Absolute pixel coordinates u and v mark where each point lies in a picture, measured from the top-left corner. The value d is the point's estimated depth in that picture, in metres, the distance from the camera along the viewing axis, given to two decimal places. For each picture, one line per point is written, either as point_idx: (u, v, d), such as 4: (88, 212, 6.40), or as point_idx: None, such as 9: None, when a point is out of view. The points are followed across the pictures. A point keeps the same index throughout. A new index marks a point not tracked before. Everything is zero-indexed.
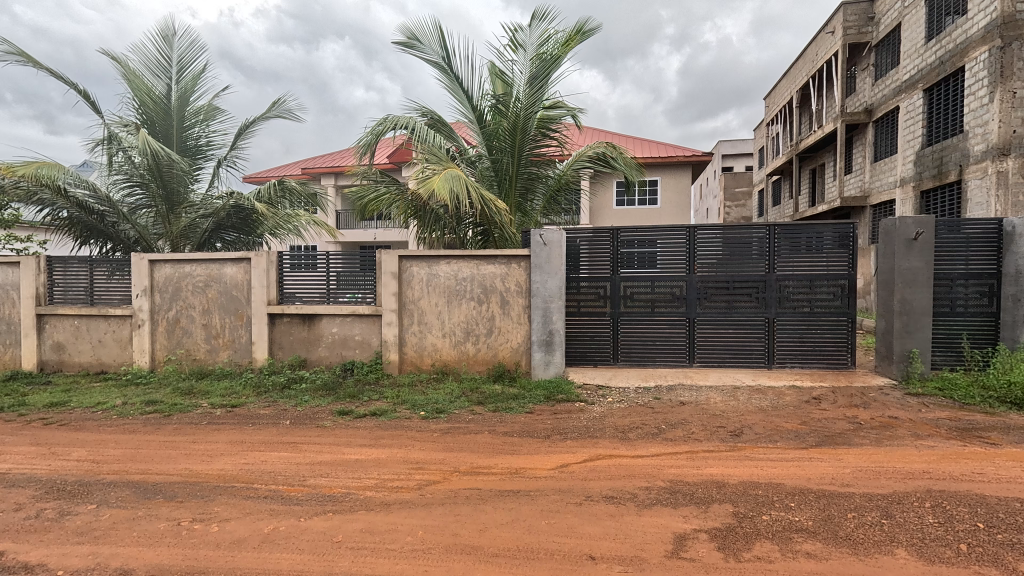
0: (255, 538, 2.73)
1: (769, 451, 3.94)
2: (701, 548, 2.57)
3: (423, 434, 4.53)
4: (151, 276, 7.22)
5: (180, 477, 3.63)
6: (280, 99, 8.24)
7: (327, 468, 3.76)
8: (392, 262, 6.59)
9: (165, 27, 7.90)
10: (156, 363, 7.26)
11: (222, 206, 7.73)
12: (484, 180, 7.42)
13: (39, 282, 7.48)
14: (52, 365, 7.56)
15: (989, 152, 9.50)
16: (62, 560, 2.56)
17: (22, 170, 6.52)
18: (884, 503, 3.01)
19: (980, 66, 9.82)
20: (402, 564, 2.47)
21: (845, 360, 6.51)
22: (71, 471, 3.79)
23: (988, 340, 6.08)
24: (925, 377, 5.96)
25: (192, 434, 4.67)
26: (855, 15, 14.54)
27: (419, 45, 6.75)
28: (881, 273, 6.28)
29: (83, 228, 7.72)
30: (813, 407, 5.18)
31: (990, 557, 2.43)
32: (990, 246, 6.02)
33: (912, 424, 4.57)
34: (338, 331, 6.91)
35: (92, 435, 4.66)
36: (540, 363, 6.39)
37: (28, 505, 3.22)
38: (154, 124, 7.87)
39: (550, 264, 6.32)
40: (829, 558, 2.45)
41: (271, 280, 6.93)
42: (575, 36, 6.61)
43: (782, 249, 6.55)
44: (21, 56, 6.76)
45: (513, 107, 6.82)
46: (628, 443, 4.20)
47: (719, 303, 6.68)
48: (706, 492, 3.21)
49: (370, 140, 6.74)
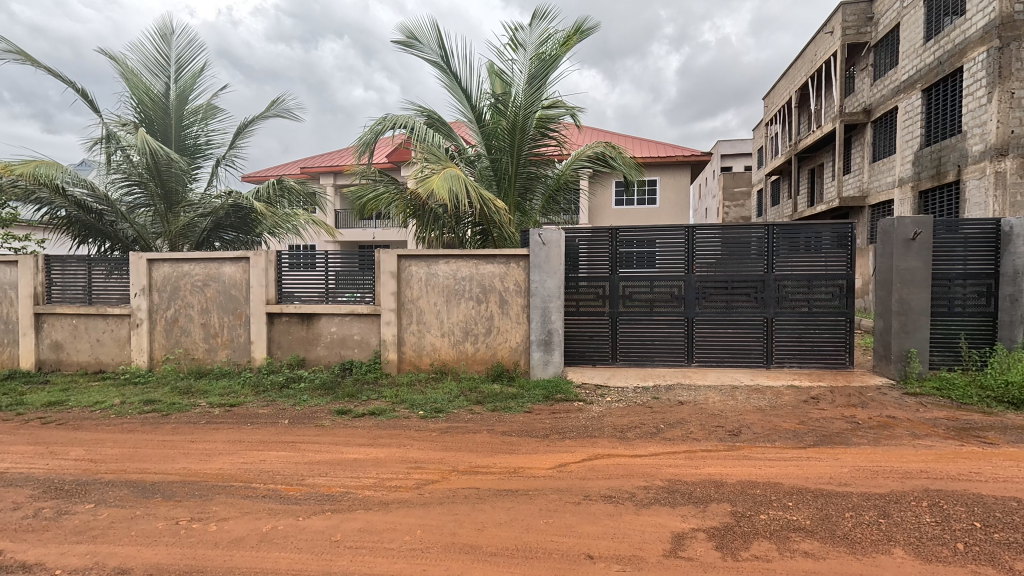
0: (253, 538, 2.73)
1: (767, 451, 3.94)
2: (699, 547, 2.58)
3: (422, 434, 4.54)
4: (149, 275, 7.21)
5: (178, 476, 3.63)
6: (279, 98, 8.25)
7: (325, 468, 3.76)
8: (391, 262, 6.59)
9: (164, 26, 7.88)
10: (154, 363, 7.24)
11: (220, 205, 7.72)
12: (483, 180, 7.43)
13: (37, 282, 7.46)
14: (50, 364, 7.55)
15: (987, 152, 9.53)
16: (60, 559, 2.56)
17: (20, 169, 6.51)
18: (882, 503, 3.01)
19: (978, 66, 9.84)
20: (400, 564, 2.47)
21: (844, 360, 6.52)
22: (69, 471, 3.78)
23: (985, 340, 6.09)
24: (923, 377, 5.97)
25: (191, 434, 4.66)
26: (854, 15, 14.56)
27: (418, 44, 6.75)
28: (880, 273, 6.29)
29: (81, 227, 7.70)
30: (811, 407, 5.18)
31: (987, 556, 2.44)
32: (988, 246, 6.03)
33: (910, 424, 4.58)
34: (337, 330, 6.90)
35: (90, 435, 4.65)
36: (539, 362, 6.40)
37: (26, 504, 3.21)
38: (152, 122, 7.85)
39: (549, 264, 6.32)
40: (826, 557, 2.46)
41: (270, 279, 6.92)
42: (575, 36, 6.62)
43: (781, 249, 6.56)
44: (19, 54, 6.76)
45: (513, 107, 6.82)
46: (627, 443, 4.20)
47: (718, 303, 6.69)
48: (704, 492, 3.21)
49: (369, 140, 6.74)
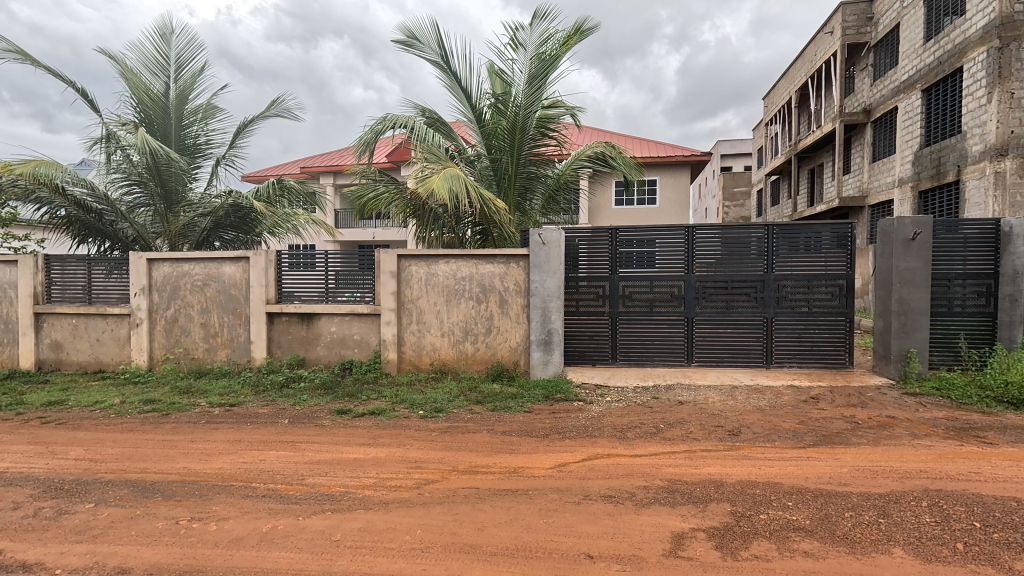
0: (253, 537, 2.73)
1: (767, 451, 3.95)
2: (700, 546, 2.58)
3: (422, 433, 4.54)
4: (149, 275, 7.21)
5: (178, 476, 3.63)
6: (279, 98, 8.25)
7: (325, 467, 3.76)
8: (391, 262, 6.59)
9: (163, 26, 7.88)
10: (154, 363, 7.25)
11: (220, 205, 7.72)
12: (483, 180, 7.42)
13: (37, 281, 7.46)
14: (50, 364, 7.54)
15: (986, 153, 9.53)
16: (60, 559, 2.56)
17: (20, 168, 6.50)
18: (882, 503, 3.01)
19: (978, 66, 9.84)
20: (400, 564, 2.47)
21: (844, 359, 6.53)
22: (69, 470, 3.78)
23: (985, 340, 6.10)
24: (923, 377, 5.97)
25: (191, 433, 4.66)
26: (854, 15, 14.57)
27: (418, 44, 6.75)
28: (879, 273, 6.29)
29: (81, 227, 7.70)
30: (811, 407, 5.19)
31: (987, 556, 2.44)
32: (988, 246, 6.03)
33: (910, 424, 4.58)
34: (337, 330, 6.90)
35: (90, 434, 4.66)
36: (539, 362, 6.40)
37: (25, 504, 3.21)
38: (152, 122, 7.85)
39: (549, 264, 6.32)
40: (827, 557, 2.46)
41: (270, 279, 6.92)
42: (575, 36, 6.62)
43: (781, 249, 6.56)
44: (19, 54, 6.75)
45: (513, 107, 6.82)
46: (627, 443, 4.20)
47: (718, 303, 6.69)
48: (704, 492, 3.21)
49: (369, 139, 6.74)
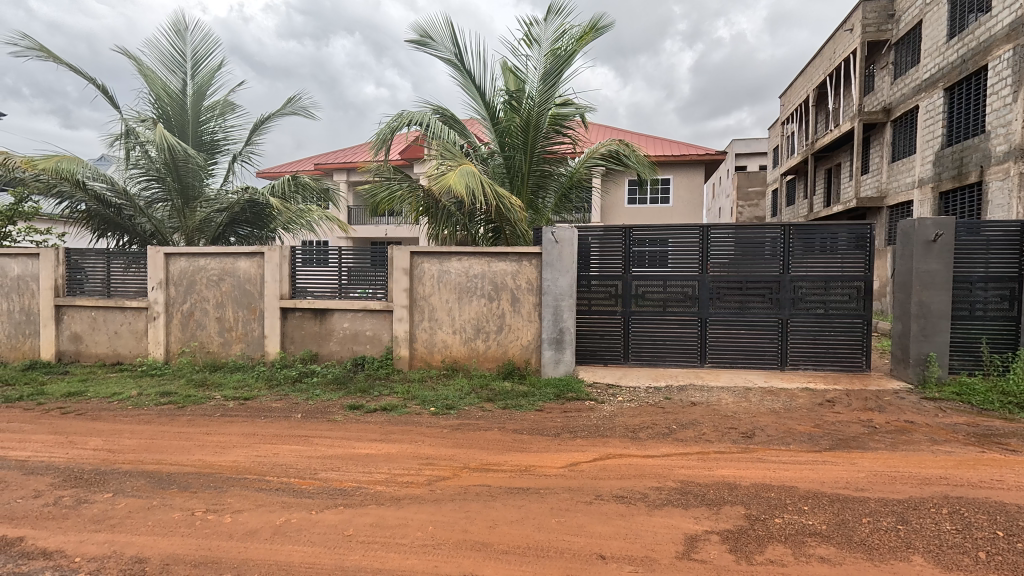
0: (267, 530, 2.76)
1: (782, 454, 3.91)
2: (713, 549, 2.55)
3: (433, 430, 4.56)
4: (166, 269, 7.30)
5: (193, 468, 3.68)
6: (296, 96, 8.32)
7: (338, 462, 3.78)
8: (404, 259, 6.62)
9: (178, 22, 7.96)
10: (170, 355, 7.35)
11: (236, 201, 7.77)
12: (496, 178, 7.35)
13: (58, 274, 7.61)
14: (69, 355, 7.70)
15: (1011, 153, 9.31)
16: (80, 547, 2.60)
17: (43, 163, 6.62)
18: (900, 509, 2.95)
19: (1003, 64, 9.60)
20: (412, 560, 2.47)
21: (860, 362, 6.41)
22: (88, 460, 3.85)
23: (1009, 344, 5.94)
24: (943, 381, 5.84)
25: (206, 426, 4.73)
26: (874, 12, 14.29)
27: (432, 42, 6.76)
28: (899, 275, 6.17)
29: (100, 221, 7.84)
30: (827, 410, 5.11)
31: (1010, 566, 2.38)
32: (1012, 249, 5.86)
33: (929, 429, 4.50)
34: (350, 326, 6.95)
35: (109, 424, 4.75)
36: (550, 361, 6.38)
37: (47, 492, 3.28)
38: (170, 118, 7.96)
39: (562, 262, 6.28)
40: (844, 562, 2.42)
41: (284, 275, 7.00)
42: (590, 32, 6.57)
43: (797, 250, 6.45)
44: (42, 51, 6.91)
45: (526, 104, 6.76)
46: (639, 443, 4.16)
47: (732, 303, 6.62)
48: (717, 494, 3.18)
49: (384, 134, 6.73)
